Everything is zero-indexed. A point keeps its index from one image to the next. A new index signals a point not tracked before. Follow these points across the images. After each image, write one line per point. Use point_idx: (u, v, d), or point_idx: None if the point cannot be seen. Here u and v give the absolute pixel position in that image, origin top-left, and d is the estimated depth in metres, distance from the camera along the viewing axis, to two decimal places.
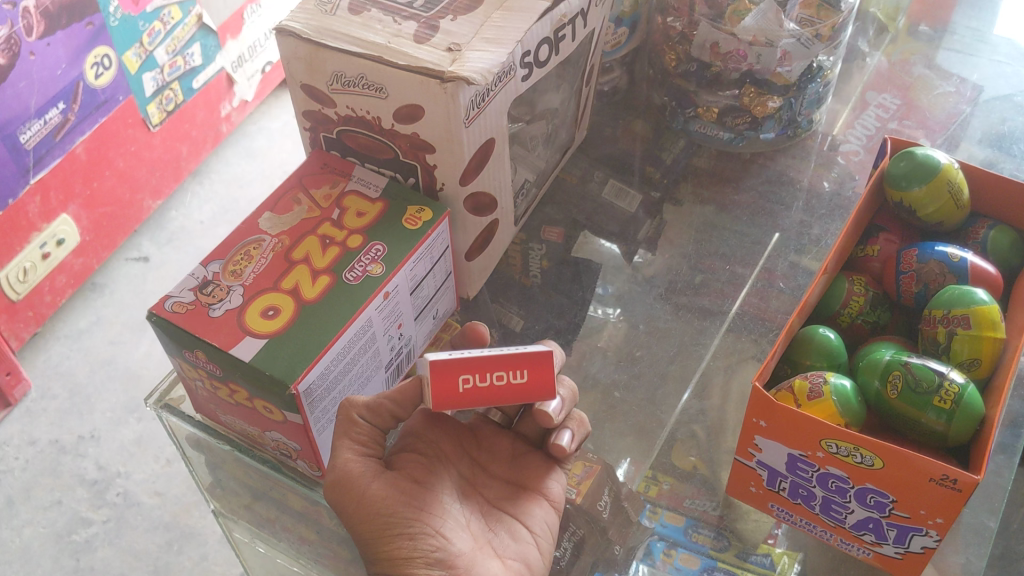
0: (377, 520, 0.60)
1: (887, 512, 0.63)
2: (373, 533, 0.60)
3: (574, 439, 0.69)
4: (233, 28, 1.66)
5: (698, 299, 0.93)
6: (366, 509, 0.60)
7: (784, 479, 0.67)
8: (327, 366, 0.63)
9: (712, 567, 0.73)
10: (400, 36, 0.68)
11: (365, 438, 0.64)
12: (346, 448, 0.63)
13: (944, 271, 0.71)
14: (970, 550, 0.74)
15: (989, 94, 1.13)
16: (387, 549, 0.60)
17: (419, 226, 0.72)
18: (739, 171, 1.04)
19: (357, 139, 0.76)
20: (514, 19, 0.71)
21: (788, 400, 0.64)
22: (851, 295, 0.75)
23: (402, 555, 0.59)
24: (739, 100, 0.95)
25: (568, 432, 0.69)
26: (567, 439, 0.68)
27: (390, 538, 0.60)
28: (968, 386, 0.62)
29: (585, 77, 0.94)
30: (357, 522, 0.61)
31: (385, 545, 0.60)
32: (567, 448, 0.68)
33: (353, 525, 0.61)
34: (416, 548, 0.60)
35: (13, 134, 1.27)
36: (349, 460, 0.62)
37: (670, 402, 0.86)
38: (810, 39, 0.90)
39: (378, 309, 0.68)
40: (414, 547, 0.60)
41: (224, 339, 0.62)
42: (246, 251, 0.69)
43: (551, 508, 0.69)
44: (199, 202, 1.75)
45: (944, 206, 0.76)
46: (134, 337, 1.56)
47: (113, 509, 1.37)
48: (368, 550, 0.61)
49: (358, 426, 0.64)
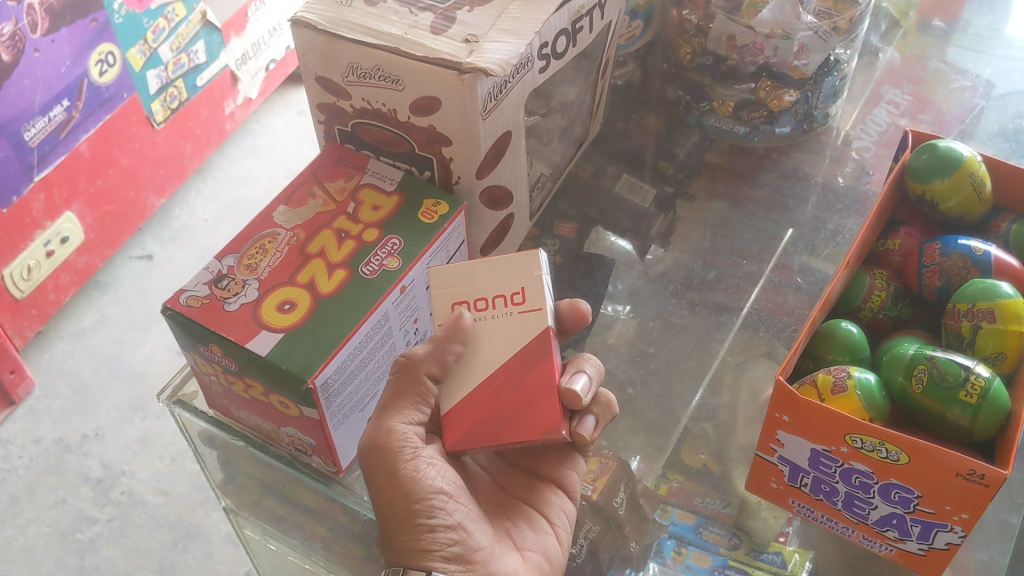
0: (405, 505, 0.59)
1: (911, 508, 0.62)
2: (399, 515, 0.59)
3: (597, 426, 0.65)
4: (237, 26, 1.65)
5: (713, 295, 0.92)
6: (396, 487, 0.59)
7: (806, 475, 0.67)
8: (344, 361, 0.62)
9: (725, 565, 0.73)
10: (416, 28, 0.67)
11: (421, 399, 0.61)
12: (398, 413, 0.61)
13: (968, 265, 0.71)
14: (992, 546, 0.73)
15: (1002, 89, 1.12)
16: (409, 536, 0.59)
17: (435, 220, 0.71)
18: (753, 166, 1.04)
19: (372, 132, 0.75)
20: (533, 10, 0.70)
21: (811, 393, 0.64)
22: (872, 289, 0.74)
23: (421, 547, 0.58)
24: (755, 94, 0.95)
25: (591, 419, 0.64)
26: (590, 426, 0.64)
27: (411, 526, 0.59)
28: (994, 380, 0.61)
29: (601, 70, 0.94)
30: (384, 499, 0.60)
31: (406, 531, 0.59)
32: (589, 436, 0.64)
33: (379, 501, 0.60)
34: (434, 541, 0.59)
35: (17, 132, 1.26)
36: (393, 430, 0.60)
37: (684, 398, 0.85)
38: (827, 33, 0.89)
39: (395, 304, 0.67)
40: (432, 539, 0.59)
41: (240, 333, 0.61)
42: (261, 244, 0.69)
43: (568, 498, 0.69)
44: (203, 200, 1.74)
45: (967, 199, 0.75)
46: (138, 336, 1.56)
47: (117, 507, 1.36)
48: (388, 531, 0.60)
49: (419, 385, 0.61)
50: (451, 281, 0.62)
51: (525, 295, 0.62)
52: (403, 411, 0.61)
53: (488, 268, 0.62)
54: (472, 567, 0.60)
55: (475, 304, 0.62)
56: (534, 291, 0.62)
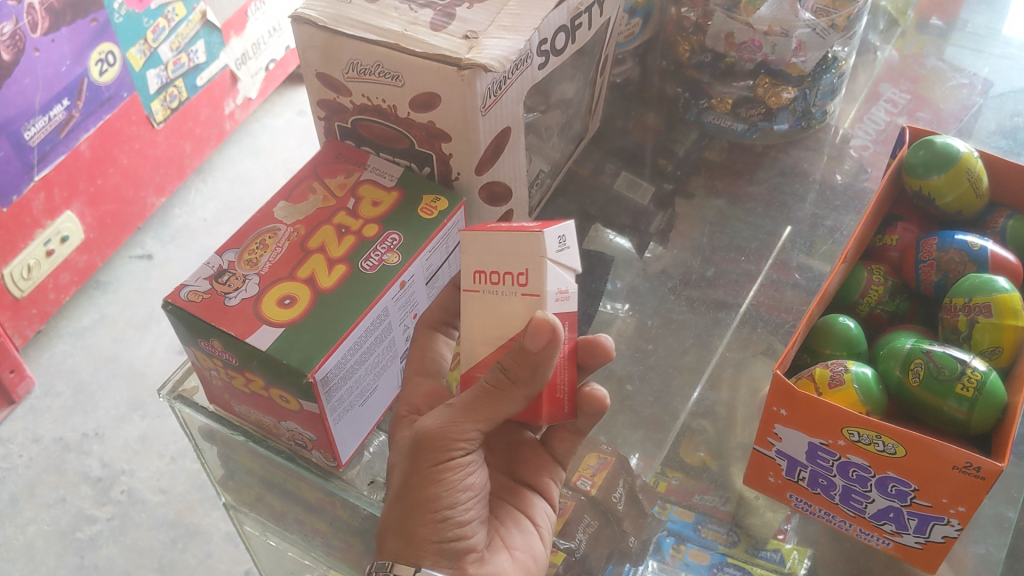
0: (434, 494, 0.58)
1: (909, 501, 0.62)
2: (423, 502, 0.58)
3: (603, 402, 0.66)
4: (237, 26, 1.66)
5: (711, 291, 0.93)
6: (434, 475, 0.58)
7: (804, 469, 0.67)
8: (344, 355, 0.63)
9: (723, 563, 0.74)
10: (416, 24, 0.68)
11: None
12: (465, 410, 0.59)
13: (964, 259, 0.71)
14: (990, 540, 0.74)
15: (999, 88, 1.12)
16: (418, 523, 0.57)
17: (434, 216, 0.71)
18: (751, 163, 1.04)
19: (372, 129, 0.75)
20: (532, 7, 0.71)
21: (809, 387, 0.64)
22: (869, 284, 0.75)
23: (424, 537, 0.57)
24: (753, 91, 0.96)
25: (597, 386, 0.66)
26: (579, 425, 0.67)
27: (427, 516, 0.57)
28: (990, 373, 0.62)
29: (600, 66, 0.94)
30: (412, 483, 0.58)
31: (420, 516, 0.57)
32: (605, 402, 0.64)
33: (409, 482, 0.59)
34: (439, 535, 0.58)
35: (18, 131, 1.26)
36: (457, 425, 0.58)
37: (683, 394, 0.85)
38: (825, 30, 0.90)
39: (394, 298, 0.67)
40: (439, 533, 0.58)
41: (240, 327, 0.62)
42: (261, 240, 0.69)
43: (550, 502, 0.70)
44: (202, 200, 1.74)
45: (963, 194, 0.76)
46: (138, 335, 1.56)
47: (117, 506, 1.36)
48: (401, 513, 0.58)
49: None
50: (478, 248, 0.57)
51: (525, 275, 0.55)
52: (484, 421, 0.58)
53: (506, 242, 0.56)
54: (464, 568, 0.59)
55: (500, 273, 0.56)
56: (518, 250, 0.55)
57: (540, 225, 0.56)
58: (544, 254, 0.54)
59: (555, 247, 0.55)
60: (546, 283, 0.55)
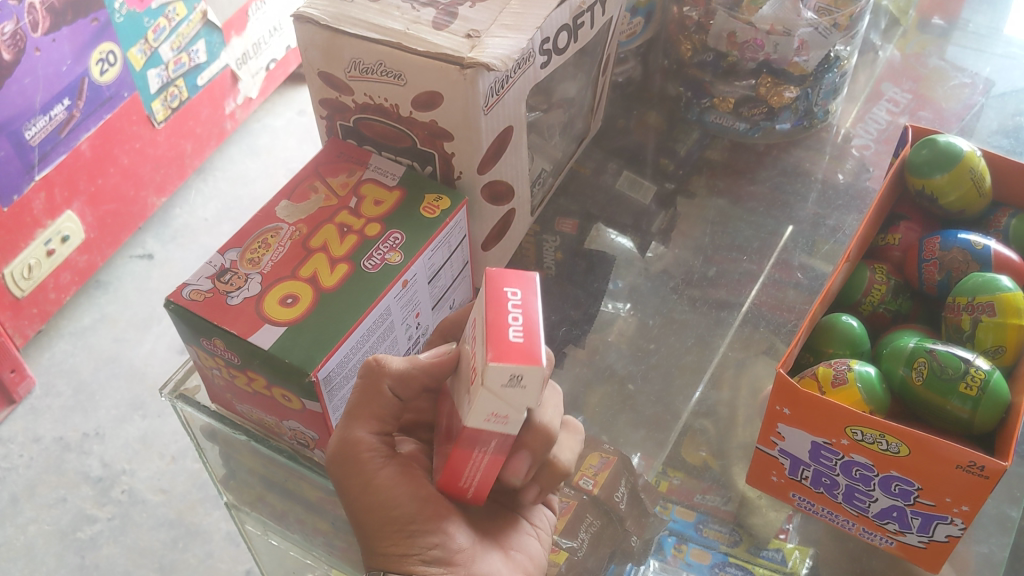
0: (379, 511, 0.57)
1: (912, 501, 0.62)
2: (378, 524, 0.58)
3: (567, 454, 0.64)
4: (238, 25, 1.65)
5: (713, 291, 0.93)
6: (370, 496, 0.58)
7: (807, 468, 0.67)
8: (345, 355, 0.63)
9: (725, 562, 0.74)
10: (418, 23, 0.68)
11: (386, 412, 0.59)
12: (363, 421, 0.59)
13: (967, 259, 0.71)
14: (992, 539, 0.74)
15: (1001, 87, 1.12)
16: (385, 542, 0.57)
17: (436, 215, 0.71)
18: (753, 163, 1.04)
19: (374, 127, 0.75)
20: (534, 6, 0.70)
21: (812, 386, 0.64)
22: (873, 283, 0.74)
23: (400, 551, 0.57)
24: (756, 90, 0.96)
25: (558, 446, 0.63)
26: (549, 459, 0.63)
27: (388, 532, 0.57)
28: (993, 372, 0.62)
29: (602, 65, 0.94)
30: (359, 509, 0.58)
31: (385, 535, 0.57)
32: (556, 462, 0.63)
33: (353, 512, 0.59)
34: (412, 545, 0.57)
35: (18, 130, 1.26)
36: (360, 439, 0.58)
37: (684, 394, 0.85)
38: (827, 29, 0.90)
39: (396, 298, 0.67)
40: (412, 543, 0.57)
41: (243, 326, 0.62)
42: (263, 238, 0.69)
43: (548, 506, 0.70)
44: (203, 200, 1.74)
45: (966, 193, 0.76)
46: (138, 335, 1.56)
47: (118, 506, 1.36)
48: (368, 538, 0.58)
49: (384, 397, 0.59)
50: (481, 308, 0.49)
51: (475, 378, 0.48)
52: (372, 420, 0.59)
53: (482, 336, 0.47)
54: (454, 568, 0.58)
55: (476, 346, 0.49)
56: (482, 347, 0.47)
57: (512, 346, 0.45)
58: (482, 381, 0.45)
59: (499, 382, 0.45)
60: (476, 404, 0.47)
